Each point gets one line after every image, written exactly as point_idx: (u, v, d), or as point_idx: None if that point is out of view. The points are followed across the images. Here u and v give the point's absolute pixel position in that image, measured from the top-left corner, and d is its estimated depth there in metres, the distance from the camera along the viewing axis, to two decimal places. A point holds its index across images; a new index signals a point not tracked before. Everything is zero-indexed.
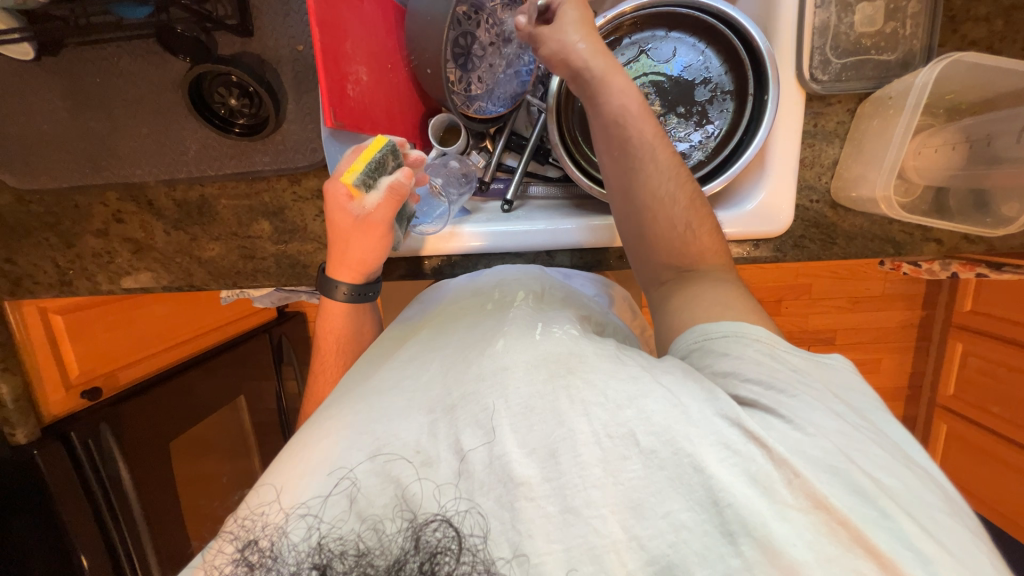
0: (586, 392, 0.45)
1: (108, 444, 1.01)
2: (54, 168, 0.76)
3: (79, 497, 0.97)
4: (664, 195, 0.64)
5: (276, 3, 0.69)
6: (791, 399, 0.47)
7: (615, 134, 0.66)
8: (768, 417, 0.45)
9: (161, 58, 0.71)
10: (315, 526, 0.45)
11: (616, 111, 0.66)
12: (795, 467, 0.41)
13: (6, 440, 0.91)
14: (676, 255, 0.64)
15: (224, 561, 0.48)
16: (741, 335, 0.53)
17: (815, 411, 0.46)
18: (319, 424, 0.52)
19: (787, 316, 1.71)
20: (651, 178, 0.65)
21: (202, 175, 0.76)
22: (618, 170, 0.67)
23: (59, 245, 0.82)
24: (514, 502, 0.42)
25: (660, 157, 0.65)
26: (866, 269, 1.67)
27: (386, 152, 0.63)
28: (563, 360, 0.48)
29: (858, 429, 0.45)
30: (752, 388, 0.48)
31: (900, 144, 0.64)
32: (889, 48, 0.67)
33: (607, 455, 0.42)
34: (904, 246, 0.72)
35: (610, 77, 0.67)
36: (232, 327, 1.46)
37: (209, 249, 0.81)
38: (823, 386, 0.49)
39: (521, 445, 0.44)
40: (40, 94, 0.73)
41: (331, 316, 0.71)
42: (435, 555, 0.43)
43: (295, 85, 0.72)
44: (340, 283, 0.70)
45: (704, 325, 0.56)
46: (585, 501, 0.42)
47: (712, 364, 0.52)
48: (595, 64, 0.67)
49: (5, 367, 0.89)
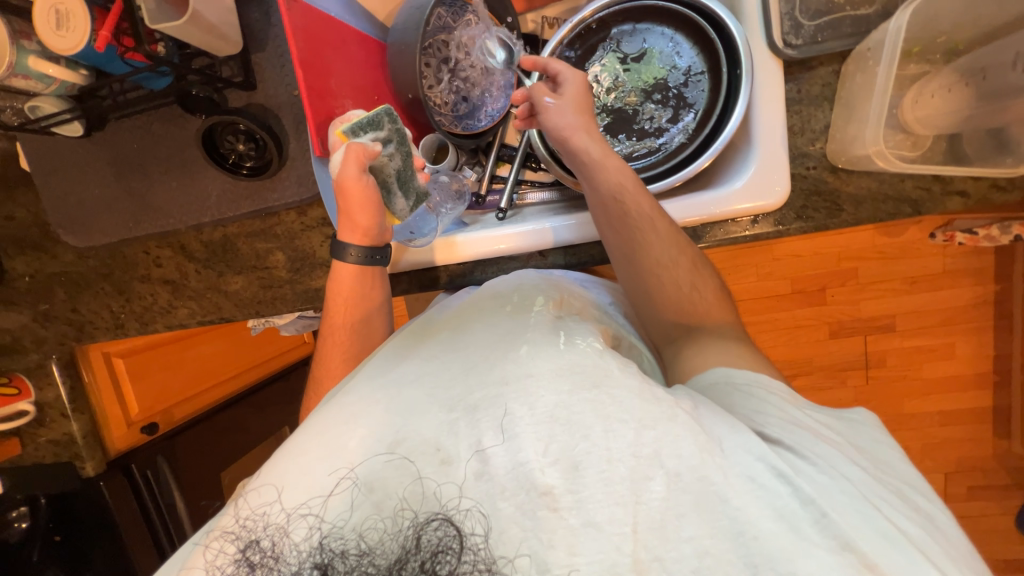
0: (611, 407, 0.44)
1: (164, 473, 1.12)
2: (104, 226, 0.88)
3: (140, 526, 1.08)
4: (665, 262, 0.65)
5: (273, 57, 0.77)
6: (815, 444, 0.46)
7: (614, 212, 0.66)
8: (793, 457, 0.44)
9: (184, 119, 0.81)
10: (317, 526, 0.43)
11: (614, 192, 0.65)
12: (823, 507, 0.41)
13: (79, 473, 1.01)
14: (676, 318, 0.65)
15: (225, 562, 0.44)
16: (763, 383, 0.53)
17: (840, 459, 0.45)
18: (330, 414, 0.50)
19: (834, 305, 1.59)
20: (651, 246, 0.65)
21: (224, 218, 0.85)
22: (622, 239, 0.66)
23: (113, 292, 0.93)
24: (537, 512, 0.41)
25: (659, 227, 0.65)
26: (917, 244, 1.51)
27: (380, 114, 0.70)
28: (591, 372, 0.47)
29: (877, 480, 0.45)
30: (775, 429, 0.47)
31: (882, 95, 0.61)
32: (865, 2, 0.65)
33: (632, 474, 0.42)
34: (922, 205, 0.67)
35: (606, 158, 0.67)
36: (277, 362, 1.48)
37: (233, 282, 0.89)
38: (841, 438, 0.49)
39: (543, 452, 0.43)
40: (92, 163, 0.85)
41: (341, 277, 0.72)
42: (436, 555, 0.41)
43: (294, 126, 0.79)
44: (349, 245, 0.71)
45: (727, 368, 0.55)
46: (608, 516, 0.41)
47: (737, 405, 0.51)
48: (593, 148, 0.67)
49: (76, 408, 0.98)
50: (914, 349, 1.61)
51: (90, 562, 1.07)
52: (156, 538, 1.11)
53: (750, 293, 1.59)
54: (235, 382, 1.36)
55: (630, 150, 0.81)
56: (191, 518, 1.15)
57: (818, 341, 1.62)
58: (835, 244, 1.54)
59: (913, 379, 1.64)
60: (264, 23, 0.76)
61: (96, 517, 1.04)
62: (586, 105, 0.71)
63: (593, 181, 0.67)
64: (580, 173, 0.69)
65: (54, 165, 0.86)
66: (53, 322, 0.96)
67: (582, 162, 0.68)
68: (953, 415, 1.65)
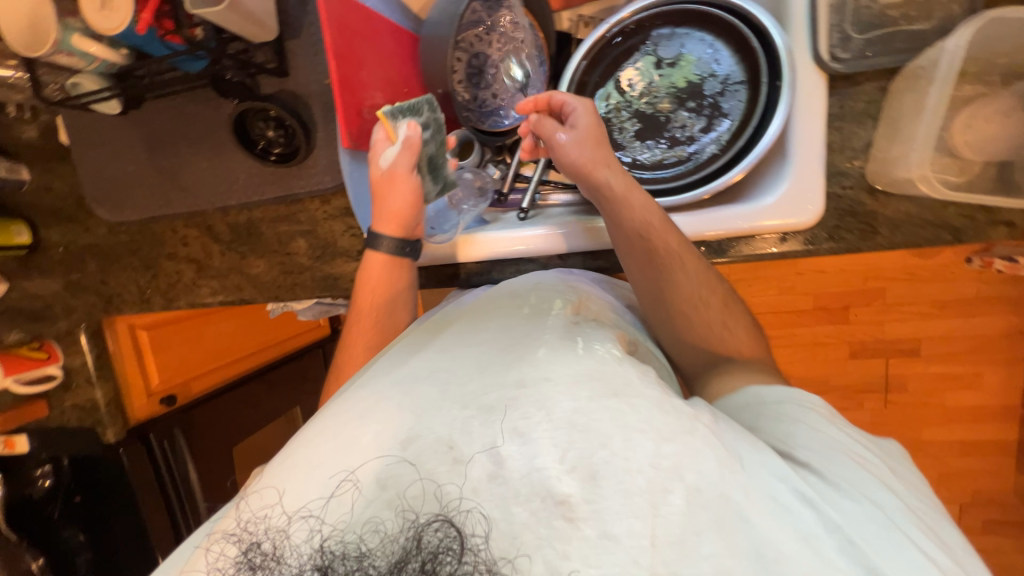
0: (632, 417, 0.44)
1: (179, 444, 1.15)
2: (136, 202, 0.90)
3: (155, 493, 1.12)
4: (694, 299, 0.65)
5: (307, 44, 0.77)
6: (844, 467, 0.46)
7: (641, 250, 0.64)
8: (819, 482, 0.44)
9: (217, 102, 0.82)
10: (316, 529, 0.43)
11: (639, 228, 0.64)
12: (849, 534, 0.40)
13: (100, 437, 1.05)
14: (704, 353, 0.66)
15: (226, 564, 0.44)
16: (797, 402, 0.53)
17: (873, 486, 0.44)
18: (350, 403, 0.51)
19: (856, 325, 1.54)
20: (679, 285, 0.64)
21: (250, 202, 0.86)
22: (649, 278, 0.65)
23: (141, 267, 0.96)
24: (552, 520, 0.41)
25: (688, 265, 0.64)
26: (951, 269, 1.46)
27: (421, 102, 0.74)
28: (610, 380, 0.47)
29: (916, 513, 0.44)
30: (807, 451, 0.47)
31: (934, 116, 0.58)
32: (922, 17, 0.62)
33: (651, 485, 0.41)
34: (964, 232, 0.64)
35: (629, 194, 0.64)
36: (294, 342, 1.52)
37: (255, 266, 0.91)
38: (880, 464, 0.48)
39: (560, 460, 0.43)
40: (127, 141, 0.87)
41: (371, 271, 0.72)
42: (436, 556, 0.42)
43: (323, 115, 0.79)
44: (383, 235, 0.72)
45: (757, 388, 0.57)
46: (626, 529, 0.40)
47: (767, 428, 0.52)
48: (614, 183, 0.64)
49: (102, 374, 1.03)
50: (938, 375, 1.56)
51: (107, 523, 1.12)
52: (168, 505, 1.15)
53: (769, 306, 1.56)
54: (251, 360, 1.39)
55: (659, 157, 0.79)
56: (203, 488, 1.19)
57: (837, 360, 1.58)
58: (863, 263, 1.49)
59: (934, 407, 1.58)
60: (300, 10, 0.77)
61: (115, 482, 1.07)
62: (602, 134, 0.67)
63: (616, 217, 0.64)
64: (601, 209, 0.66)
65: (91, 141, 0.88)
66: (83, 293, 0.99)
67: (604, 200, 0.65)
68: (974, 446, 1.60)
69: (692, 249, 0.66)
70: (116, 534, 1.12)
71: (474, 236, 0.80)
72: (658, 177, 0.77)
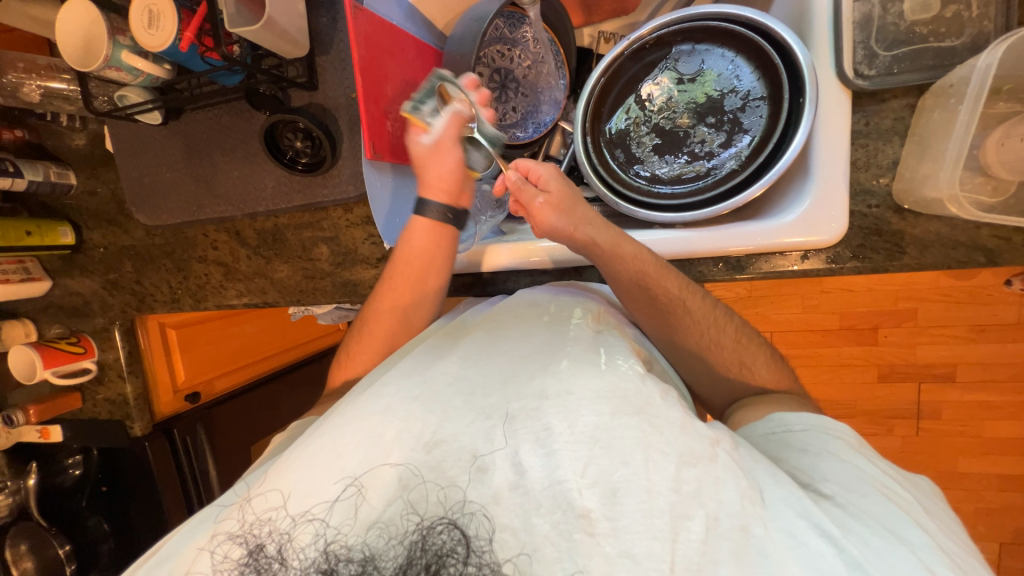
0: (654, 437, 0.44)
1: (201, 440, 1.21)
2: (170, 207, 0.95)
3: (177, 488, 1.16)
4: (710, 343, 0.64)
5: (336, 59, 0.80)
6: (875, 502, 0.45)
7: (643, 299, 0.64)
8: (845, 518, 0.43)
9: (251, 114, 0.86)
10: (321, 533, 0.44)
11: (635, 278, 0.63)
12: (872, 574, 0.39)
13: (128, 432, 1.06)
14: (721, 374, 0.65)
15: (230, 567, 0.44)
16: (822, 429, 0.53)
17: (905, 522, 0.43)
18: (352, 404, 0.50)
19: (885, 347, 1.48)
20: (690, 331, 0.64)
21: (277, 209, 0.90)
22: (659, 327, 0.65)
23: (173, 269, 1.01)
24: (572, 533, 0.42)
25: (693, 308, 0.63)
26: (989, 291, 1.39)
27: (432, 82, 0.71)
28: (633, 399, 0.46)
29: (952, 554, 0.41)
30: (832, 485, 0.47)
31: (963, 136, 0.56)
32: (952, 34, 0.60)
33: (673, 509, 0.42)
34: (999, 255, 0.62)
35: (619, 247, 0.63)
36: (311, 345, 1.57)
37: (279, 270, 0.94)
38: (912, 498, 0.47)
39: (582, 474, 0.43)
40: (165, 149, 0.92)
41: (414, 237, 0.73)
42: (441, 558, 0.42)
43: (349, 127, 0.82)
44: (433, 202, 0.73)
45: (782, 415, 0.56)
46: (646, 551, 0.41)
47: (792, 459, 0.52)
48: (600, 239, 0.63)
49: (132, 370, 1.04)
50: (974, 403, 1.48)
51: (130, 516, 1.16)
52: (189, 499, 1.19)
53: (793, 324, 1.51)
54: (271, 361, 1.44)
55: (677, 171, 0.79)
56: (220, 483, 1.25)
57: (865, 383, 1.51)
58: (893, 282, 1.43)
59: (970, 436, 1.50)
60: (331, 27, 0.80)
61: (139, 476, 1.11)
62: (579, 194, 0.68)
63: (610, 271, 0.64)
64: (592, 262, 0.66)
65: (133, 149, 0.94)
66: (119, 291, 1.04)
67: (595, 255, 0.64)
68: (1014, 480, 1.50)
69: (695, 287, 0.64)
70: (137, 526, 1.16)
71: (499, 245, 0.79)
72: (675, 192, 0.77)
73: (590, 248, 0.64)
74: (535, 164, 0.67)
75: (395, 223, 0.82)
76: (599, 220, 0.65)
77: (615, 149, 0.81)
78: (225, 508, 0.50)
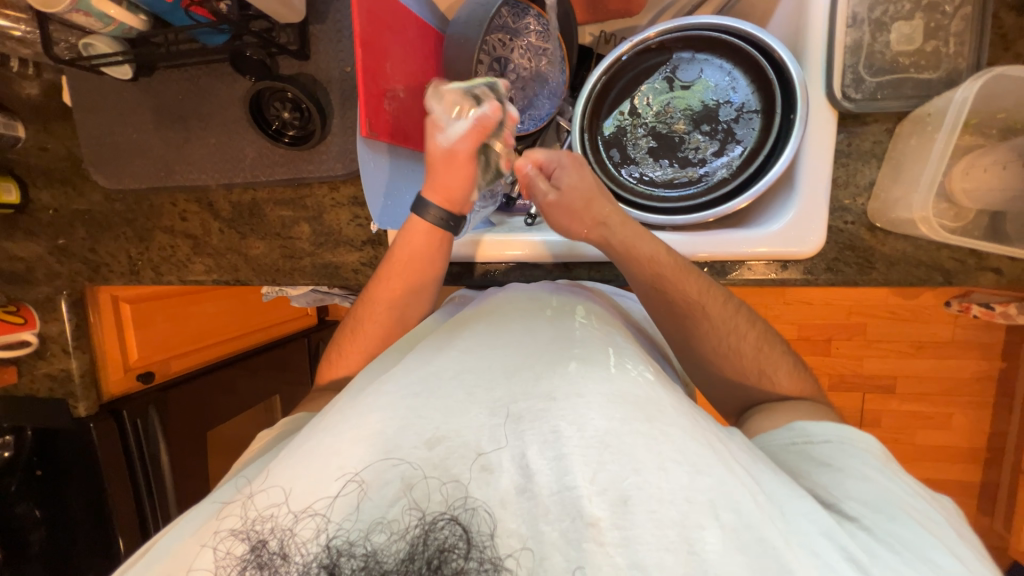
0: (666, 446, 0.44)
1: (153, 424, 1.11)
2: (135, 172, 0.88)
3: (124, 475, 1.08)
4: (704, 338, 0.66)
5: (331, 30, 0.76)
6: (906, 528, 0.46)
7: (661, 302, 0.66)
8: (871, 544, 0.44)
9: (232, 78, 0.80)
10: (322, 527, 0.42)
11: (654, 282, 0.65)
12: None
13: (70, 411, 0.99)
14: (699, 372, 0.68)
15: (230, 564, 0.42)
16: (846, 442, 0.56)
17: (933, 546, 0.45)
18: (358, 400, 0.50)
19: (837, 358, 1.59)
20: (704, 327, 0.65)
21: (256, 182, 0.85)
22: (676, 323, 0.67)
23: (133, 238, 0.94)
24: (582, 543, 0.41)
25: (711, 312, 0.65)
26: (930, 311, 1.51)
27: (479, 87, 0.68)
28: (643, 405, 0.47)
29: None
30: (856, 505, 0.49)
31: (937, 163, 0.60)
32: (930, 67, 0.65)
33: (684, 519, 0.41)
34: (955, 275, 0.67)
35: (636, 245, 0.66)
36: (276, 329, 1.51)
37: (255, 247, 0.90)
38: (945, 522, 0.49)
39: (591, 481, 0.43)
40: (133, 108, 0.85)
41: (413, 240, 0.71)
42: (443, 553, 0.41)
43: (340, 102, 0.78)
44: (432, 206, 0.71)
45: (804, 425, 0.59)
46: (658, 562, 0.40)
47: (815, 473, 0.54)
48: (619, 237, 0.66)
49: (77, 345, 0.97)
50: (909, 414, 1.60)
51: (65, 503, 1.06)
52: (136, 488, 1.11)
53: None
54: (238, 342, 1.38)
55: (670, 176, 0.81)
56: (173, 474, 1.16)
57: None
58: (848, 298, 1.53)
59: (904, 443, 1.63)
60: None
61: (80, 462, 1.03)
62: (593, 185, 0.68)
63: (627, 266, 0.67)
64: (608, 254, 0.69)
65: (95, 104, 0.86)
66: (69, 259, 0.96)
67: (613, 251, 0.67)
68: (938, 485, 1.64)
69: (717, 289, 0.66)
70: (76, 516, 1.07)
71: (507, 238, 0.79)
72: (667, 195, 0.79)
73: (606, 243, 0.68)
74: (563, 155, 0.69)
75: (388, 208, 0.79)
76: (616, 217, 0.67)
77: (610, 149, 0.82)
78: (222, 504, 0.48)
